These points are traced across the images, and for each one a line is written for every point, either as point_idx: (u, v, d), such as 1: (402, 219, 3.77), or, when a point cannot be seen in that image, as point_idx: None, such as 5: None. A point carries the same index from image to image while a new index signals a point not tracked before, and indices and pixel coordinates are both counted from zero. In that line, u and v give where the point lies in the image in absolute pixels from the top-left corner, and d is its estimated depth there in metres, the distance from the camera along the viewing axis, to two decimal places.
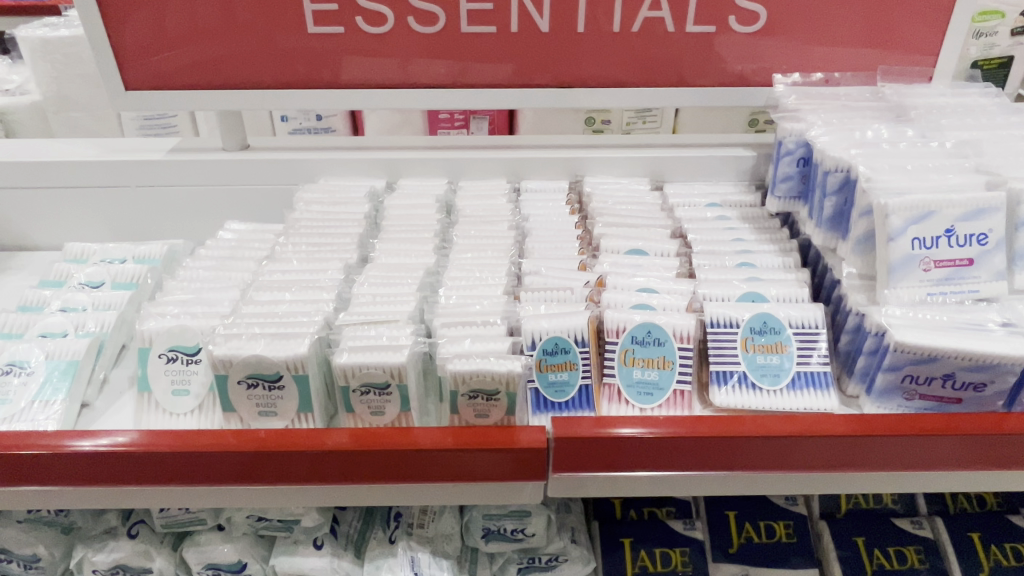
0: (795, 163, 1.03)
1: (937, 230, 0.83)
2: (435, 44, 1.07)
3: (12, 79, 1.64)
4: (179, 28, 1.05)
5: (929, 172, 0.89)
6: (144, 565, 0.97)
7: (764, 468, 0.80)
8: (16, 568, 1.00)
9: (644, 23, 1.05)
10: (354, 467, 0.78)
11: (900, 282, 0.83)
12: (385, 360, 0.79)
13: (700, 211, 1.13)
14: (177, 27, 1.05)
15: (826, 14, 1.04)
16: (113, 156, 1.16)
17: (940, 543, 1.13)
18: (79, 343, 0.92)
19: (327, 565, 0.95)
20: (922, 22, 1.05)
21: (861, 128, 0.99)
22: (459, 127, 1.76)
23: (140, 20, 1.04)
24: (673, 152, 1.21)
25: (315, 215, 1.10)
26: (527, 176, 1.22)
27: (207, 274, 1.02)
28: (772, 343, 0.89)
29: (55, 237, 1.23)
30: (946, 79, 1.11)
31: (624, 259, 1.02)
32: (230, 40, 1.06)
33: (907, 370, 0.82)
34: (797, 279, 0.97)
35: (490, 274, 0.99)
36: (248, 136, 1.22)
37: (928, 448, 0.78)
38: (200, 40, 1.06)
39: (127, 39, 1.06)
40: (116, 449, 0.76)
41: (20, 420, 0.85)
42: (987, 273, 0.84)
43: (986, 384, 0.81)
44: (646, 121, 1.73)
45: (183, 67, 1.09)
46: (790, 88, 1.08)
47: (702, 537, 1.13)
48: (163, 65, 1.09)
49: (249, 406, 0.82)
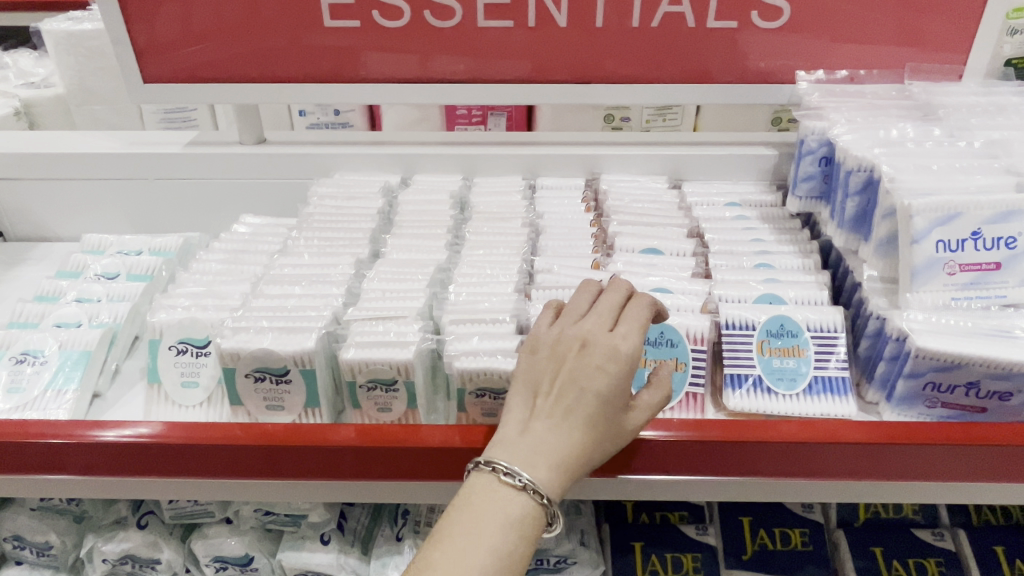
0: (817, 162, 1.00)
1: (962, 232, 0.80)
2: (453, 40, 1.06)
3: (38, 72, 1.68)
4: (205, 21, 1.05)
5: (956, 173, 0.86)
6: (152, 556, 0.97)
7: (779, 475, 0.78)
8: (30, 554, 1.01)
9: (664, 18, 1.03)
10: (361, 464, 0.77)
11: (923, 287, 0.80)
12: (391, 356, 0.78)
13: (717, 211, 1.11)
14: (205, 19, 1.05)
15: (854, 11, 1.01)
16: (131, 148, 1.17)
17: (963, 556, 1.09)
18: (92, 334, 0.93)
19: (334, 561, 0.94)
20: (951, 17, 1.02)
21: (886, 127, 0.96)
22: (476, 123, 1.74)
23: (168, 12, 1.05)
24: (691, 150, 1.19)
25: (328, 210, 1.10)
26: (543, 173, 1.21)
27: (220, 266, 1.02)
28: (789, 346, 0.86)
29: (73, 228, 1.24)
30: (977, 77, 1.07)
31: (639, 258, 1.00)
32: (254, 34, 1.06)
33: (929, 377, 0.80)
34: (817, 280, 0.94)
35: (501, 272, 0.97)
36: (265, 130, 1.22)
37: (951, 459, 0.76)
38: (227, 31, 1.06)
39: (156, 31, 1.06)
40: (138, 440, 0.76)
41: (33, 408, 0.86)
42: (1016, 277, 0.81)
43: (1011, 393, 0.79)
44: (667, 119, 1.70)
45: (212, 60, 1.09)
46: (814, 86, 1.06)
47: (715, 543, 1.11)
48: (191, 58, 1.09)
49: (256, 400, 0.82)
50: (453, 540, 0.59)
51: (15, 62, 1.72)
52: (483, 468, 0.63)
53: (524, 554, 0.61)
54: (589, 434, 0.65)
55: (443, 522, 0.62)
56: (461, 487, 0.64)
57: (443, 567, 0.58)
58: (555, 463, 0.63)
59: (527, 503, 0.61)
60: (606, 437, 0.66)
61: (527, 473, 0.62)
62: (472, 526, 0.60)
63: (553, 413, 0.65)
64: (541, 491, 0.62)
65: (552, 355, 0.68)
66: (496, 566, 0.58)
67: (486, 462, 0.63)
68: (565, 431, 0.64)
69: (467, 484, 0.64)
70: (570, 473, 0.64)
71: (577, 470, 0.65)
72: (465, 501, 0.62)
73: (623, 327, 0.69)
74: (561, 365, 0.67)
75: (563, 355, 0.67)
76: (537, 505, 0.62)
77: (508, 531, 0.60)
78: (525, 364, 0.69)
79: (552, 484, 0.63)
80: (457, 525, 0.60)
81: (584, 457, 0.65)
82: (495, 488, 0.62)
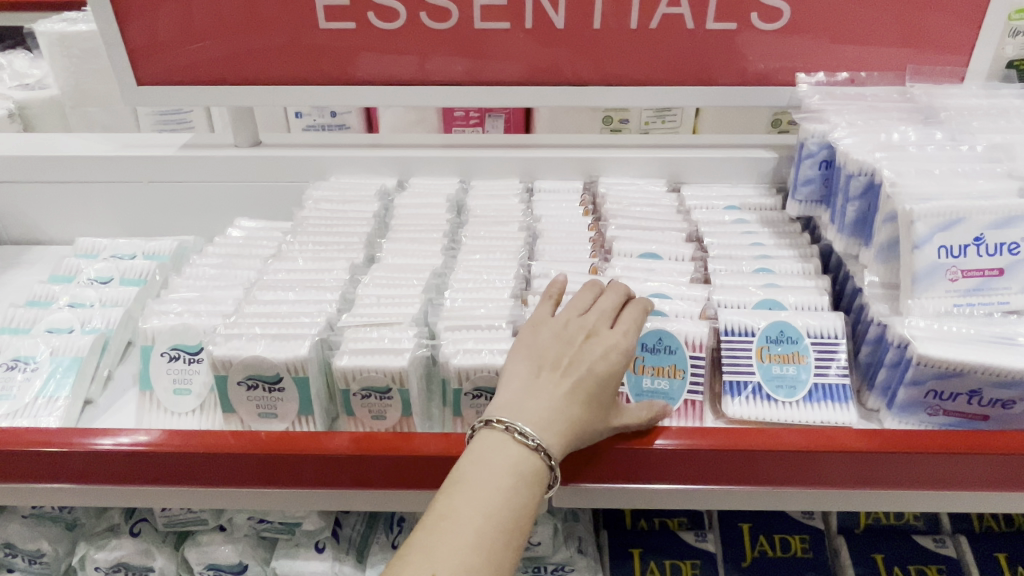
0: (817, 166, 0.99)
1: (965, 237, 0.78)
2: (450, 42, 1.05)
3: (33, 74, 1.67)
4: (205, 20, 1.04)
5: (957, 178, 0.85)
6: (145, 564, 0.96)
7: (779, 483, 0.77)
8: (21, 563, 1.00)
9: (663, 20, 1.02)
10: (357, 471, 0.76)
11: (925, 293, 0.79)
12: (386, 363, 0.77)
13: (717, 214, 1.10)
14: (205, 19, 1.04)
15: (854, 13, 1.00)
16: (125, 151, 1.16)
17: (964, 563, 1.08)
18: (84, 340, 0.92)
19: (329, 569, 0.93)
20: (952, 19, 1.01)
21: (887, 130, 0.95)
22: (473, 125, 1.73)
23: (167, 10, 1.03)
24: (690, 153, 1.18)
25: (323, 214, 1.09)
26: (540, 176, 1.19)
27: (214, 271, 1.01)
28: (789, 352, 0.85)
29: (67, 232, 1.23)
30: (979, 79, 1.06)
31: (637, 263, 0.99)
32: (253, 34, 1.05)
33: (930, 385, 0.79)
34: (817, 285, 0.93)
35: (498, 277, 0.96)
36: (260, 133, 1.21)
37: (953, 468, 0.75)
38: (227, 31, 1.05)
39: (157, 29, 1.05)
40: (137, 448, 0.75)
41: (24, 416, 0.85)
42: (1018, 283, 0.80)
43: (1014, 401, 0.78)
44: (665, 121, 1.69)
45: (212, 60, 1.08)
46: (814, 88, 1.05)
47: (714, 549, 1.09)
48: (191, 57, 1.07)
49: (249, 408, 0.81)
50: (470, 489, 0.59)
51: (9, 63, 1.71)
52: (497, 425, 0.63)
53: (532, 507, 0.61)
54: (590, 410, 0.67)
55: (456, 473, 0.61)
56: (469, 441, 0.64)
57: (462, 514, 0.58)
58: (564, 429, 0.65)
59: (539, 461, 0.62)
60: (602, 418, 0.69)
61: (539, 435, 0.63)
62: (485, 477, 0.60)
63: (563, 384, 0.66)
64: (551, 454, 0.63)
65: (558, 336, 0.70)
66: (512, 515, 0.59)
67: (499, 421, 0.64)
68: (574, 402, 0.66)
69: (477, 438, 0.64)
70: (573, 442, 0.66)
71: (575, 443, 0.67)
72: (476, 454, 0.62)
73: (624, 324, 0.72)
74: (569, 345, 0.69)
75: (569, 336, 0.70)
76: (546, 465, 0.63)
77: (523, 485, 0.61)
78: (528, 343, 0.71)
79: (557, 452, 0.64)
80: (473, 475, 0.60)
81: (583, 431, 0.67)
82: (509, 443, 0.62)
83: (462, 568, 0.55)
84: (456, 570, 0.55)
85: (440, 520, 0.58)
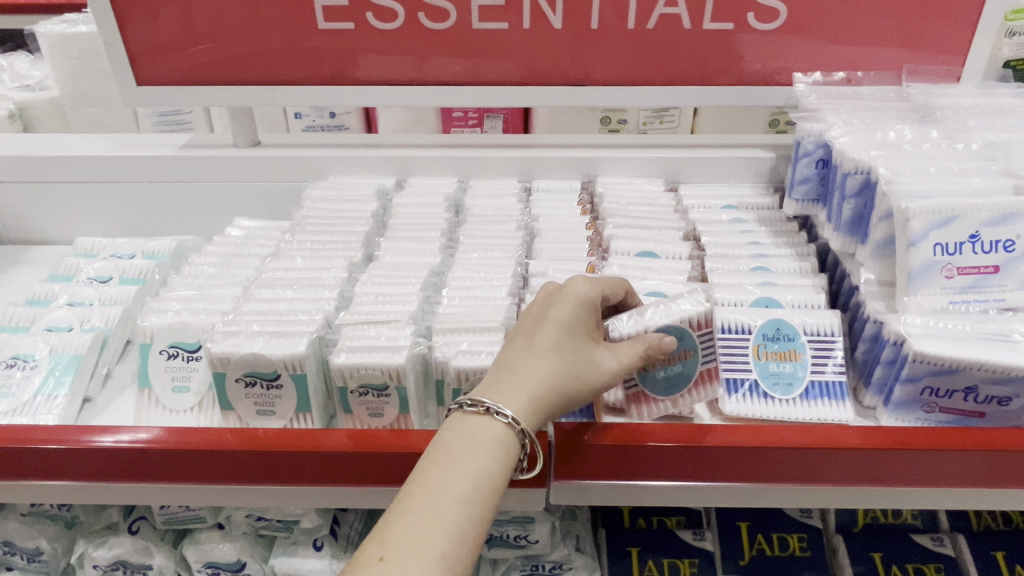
0: (814, 164, 0.99)
1: (960, 234, 0.79)
2: (448, 43, 1.05)
3: (34, 75, 1.69)
4: (204, 21, 1.04)
5: (953, 175, 0.86)
6: (144, 561, 0.97)
7: (777, 479, 0.77)
8: (20, 560, 1.01)
9: (660, 20, 1.02)
10: (355, 469, 0.77)
11: (921, 290, 0.80)
12: (383, 361, 0.78)
13: (714, 213, 1.10)
14: (205, 20, 1.04)
15: (851, 13, 1.01)
16: (124, 151, 1.16)
17: (962, 562, 1.08)
18: (82, 338, 0.92)
19: (327, 567, 0.94)
20: (949, 18, 1.01)
21: (883, 129, 0.96)
22: (472, 125, 1.73)
23: (168, 14, 1.04)
24: (687, 152, 1.18)
25: (322, 213, 1.09)
26: (538, 175, 1.20)
27: (212, 270, 1.02)
28: (786, 350, 0.86)
29: (66, 232, 1.24)
30: (975, 79, 1.06)
31: (634, 261, 0.99)
32: (253, 36, 1.05)
33: (926, 382, 0.79)
34: (814, 283, 0.94)
35: (496, 275, 0.97)
36: (259, 133, 1.21)
37: (947, 464, 0.75)
38: (226, 33, 1.05)
39: (157, 31, 1.06)
40: (136, 446, 0.75)
41: (22, 413, 0.85)
42: (1014, 280, 0.80)
43: (1010, 398, 0.78)
44: (663, 120, 1.69)
45: (211, 62, 1.08)
46: (811, 88, 1.05)
47: (711, 548, 1.10)
48: (190, 60, 1.08)
49: (247, 405, 0.81)
50: (429, 467, 0.60)
51: (9, 65, 1.72)
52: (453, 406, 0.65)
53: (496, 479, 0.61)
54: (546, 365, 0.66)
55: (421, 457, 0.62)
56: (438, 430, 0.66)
57: (420, 491, 0.58)
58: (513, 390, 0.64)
59: (494, 426, 0.62)
60: (576, 371, 0.67)
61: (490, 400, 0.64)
62: (446, 454, 0.61)
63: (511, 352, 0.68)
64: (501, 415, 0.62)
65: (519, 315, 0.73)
66: (470, 486, 0.59)
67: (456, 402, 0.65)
68: (528, 359, 0.66)
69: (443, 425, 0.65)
70: (539, 398, 0.64)
71: (549, 399, 0.65)
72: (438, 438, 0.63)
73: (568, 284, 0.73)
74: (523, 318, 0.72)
75: (527, 309, 0.73)
76: (506, 427, 0.62)
77: (483, 455, 0.61)
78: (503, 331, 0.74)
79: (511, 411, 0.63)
80: (433, 457, 0.61)
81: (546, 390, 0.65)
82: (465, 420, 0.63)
83: (420, 544, 0.55)
84: (412, 544, 0.55)
85: (401, 505, 0.58)
